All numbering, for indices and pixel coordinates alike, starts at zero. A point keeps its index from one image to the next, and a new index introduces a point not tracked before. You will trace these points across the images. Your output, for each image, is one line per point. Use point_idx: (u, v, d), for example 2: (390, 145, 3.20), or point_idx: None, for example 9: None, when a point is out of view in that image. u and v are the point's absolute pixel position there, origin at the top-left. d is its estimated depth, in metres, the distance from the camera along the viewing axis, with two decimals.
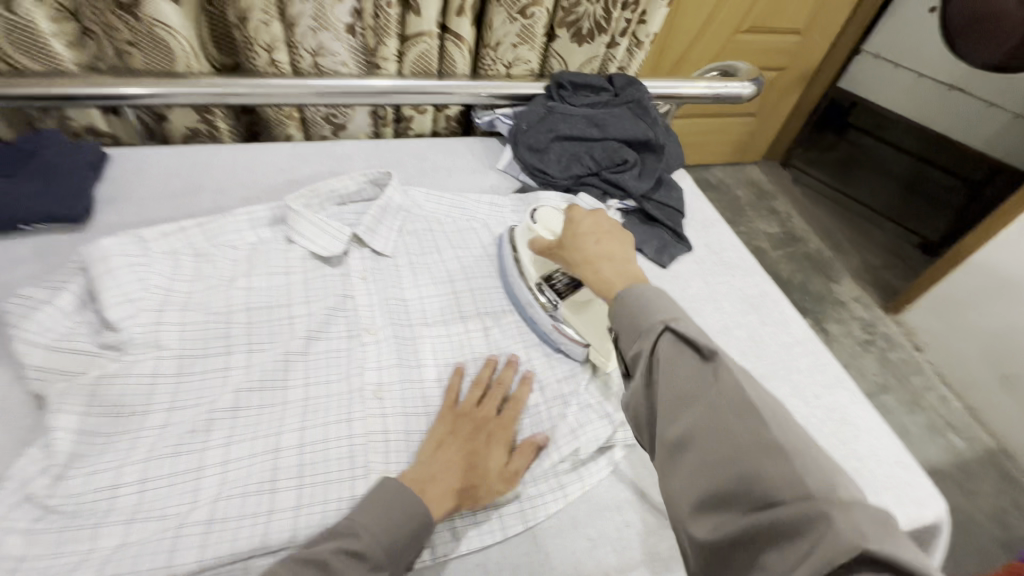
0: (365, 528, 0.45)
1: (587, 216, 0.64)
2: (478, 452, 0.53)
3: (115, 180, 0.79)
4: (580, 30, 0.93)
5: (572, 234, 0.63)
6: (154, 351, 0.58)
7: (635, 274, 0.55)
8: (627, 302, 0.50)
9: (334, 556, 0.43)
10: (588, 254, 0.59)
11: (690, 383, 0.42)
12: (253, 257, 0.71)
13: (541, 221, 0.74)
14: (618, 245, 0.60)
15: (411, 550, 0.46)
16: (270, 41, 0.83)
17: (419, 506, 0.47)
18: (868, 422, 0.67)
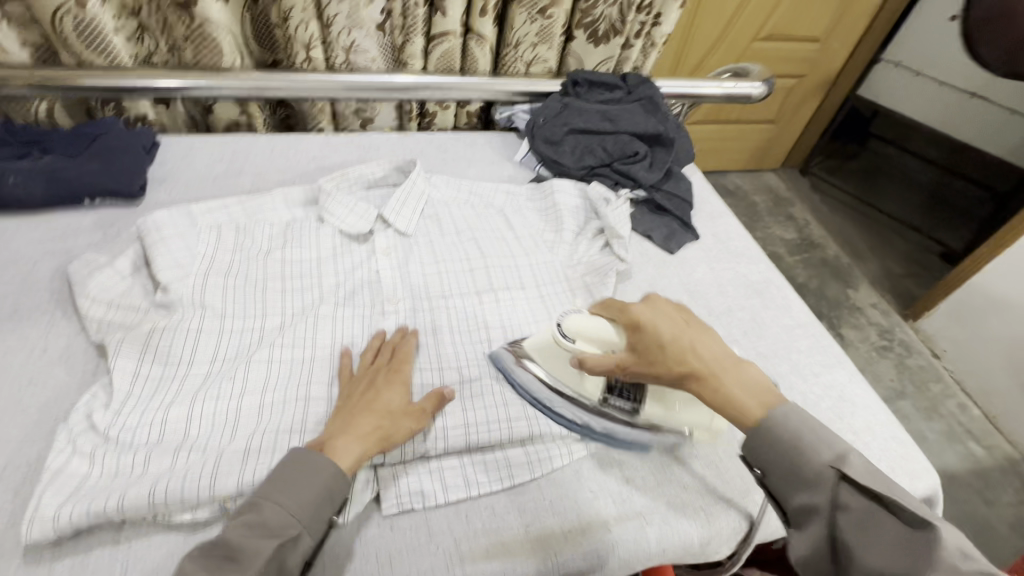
0: (268, 504, 0.46)
1: (651, 308, 0.55)
2: (377, 407, 0.54)
3: (165, 163, 0.87)
4: (596, 31, 0.99)
5: (657, 342, 0.52)
6: (199, 309, 0.64)
7: (773, 395, 0.51)
8: (776, 430, 0.48)
9: (238, 537, 0.44)
10: (706, 364, 0.51)
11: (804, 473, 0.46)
12: (287, 233, 0.77)
13: (575, 335, 0.58)
14: (697, 330, 0.54)
15: (326, 506, 0.48)
16: (307, 39, 0.90)
17: (326, 463, 0.48)
18: (865, 400, 0.70)
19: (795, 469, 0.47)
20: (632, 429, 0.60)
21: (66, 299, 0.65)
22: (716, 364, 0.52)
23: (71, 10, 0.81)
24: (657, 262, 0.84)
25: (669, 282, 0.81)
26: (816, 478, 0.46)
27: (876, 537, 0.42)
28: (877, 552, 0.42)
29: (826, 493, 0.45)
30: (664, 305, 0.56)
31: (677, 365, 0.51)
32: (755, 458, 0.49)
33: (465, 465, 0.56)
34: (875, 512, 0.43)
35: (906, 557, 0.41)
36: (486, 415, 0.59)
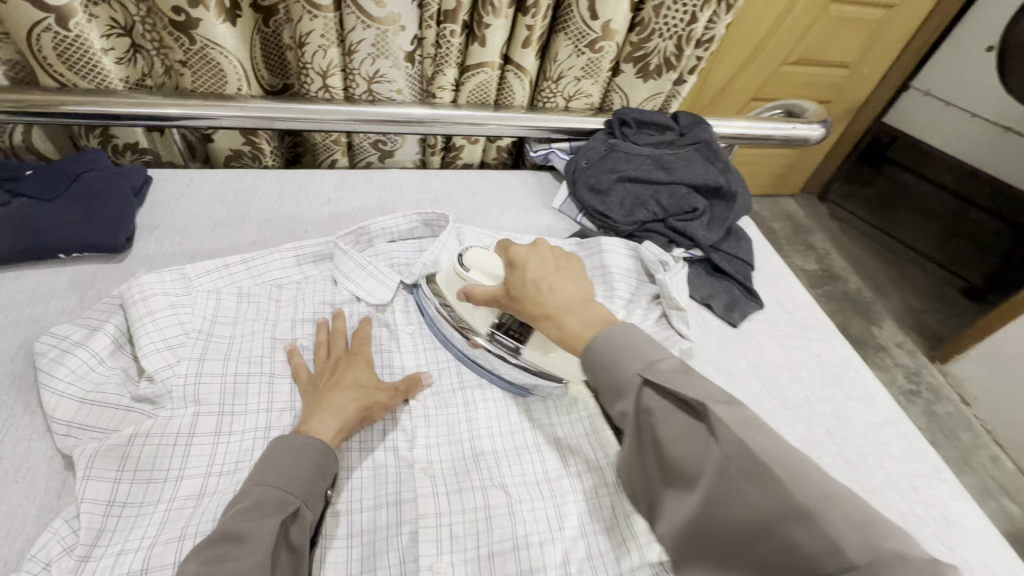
0: (261, 487, 0.44)
1: (532, 250, 0.56)
2: (347, 384, 0.55)
3: (158, 204, 0.75)
4: (646, 65, 0.88)
5: (522, 281, 0.53)
6: (193, 406, 0.53)
7: (610, 317, 0.49)
8: (601, 351, 0.44)
9: (236, 523, 0.41)
10: (556, 306, 0.50)
11: (683, 452, 0.38)
12: (298, 299, 0.66)
13: (472, 266, 0.61)
14: (564, 275, 0.54)
15: (319, 477, 0.47)
16: (325, 67, 0.79)
17: (311, 440, 0.49)
18: (975, 523, 0.59)
19: (613, 378, 0.43)
20: (515, 367, 0.61)
21: (30, 388, 0.54)
22: (566, 306, 0.50)
23: (48, 29, 0.69)
24: (720, 338, 0.74)
25: (736, 364, 0.71)
26: (625, 386, 0.42)
27: (688, 448, 0.38)
28: (681, 447, 0.38)
29: (634, 402, 0.41)
30: (546, 251, 0.57)
31: (538, 304, 0.52)
32: (590, 374, 0.45)
33: None
34: (694, 429, 0.38)
35: (694, 447, 0.38)
36: (544, 554, 0.49)
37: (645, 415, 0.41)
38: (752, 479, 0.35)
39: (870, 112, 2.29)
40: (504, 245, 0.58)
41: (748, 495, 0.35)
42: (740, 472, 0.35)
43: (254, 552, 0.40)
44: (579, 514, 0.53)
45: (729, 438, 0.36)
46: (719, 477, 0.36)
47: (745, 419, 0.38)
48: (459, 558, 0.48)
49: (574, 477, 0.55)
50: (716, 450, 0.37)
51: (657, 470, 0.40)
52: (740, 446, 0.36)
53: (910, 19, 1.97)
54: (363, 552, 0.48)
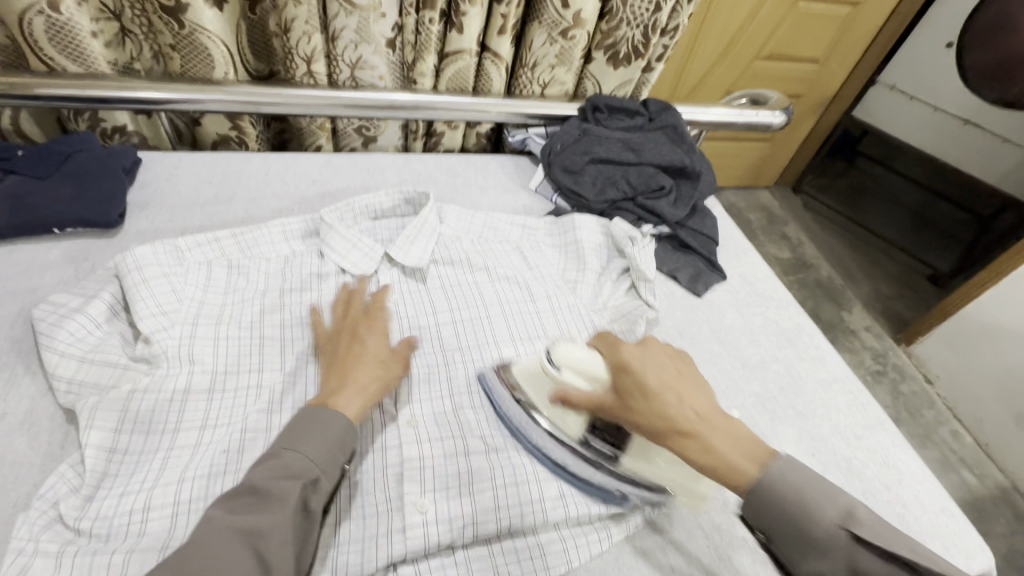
0: (289, 451, 0.47)
1: (645, 350, 0.54)
2: (367, 358, 0.57)
3: (147, 184, 0.78)
4: (616, 53, 0.93)
5: (642, 388, 0.51)
6: (187, 365, 0.56)
7: (763, 457, 0.48)
8: (771, 492, 0.46)
9: (263, 480, 0.44)
10: (689, 422, 0.49)
11: (809, 534, 0.44)
12: (286, 271, 0.70)
13: (563, 364, 0.56)
14: (687, 383, 0.53)
15: (339, 449, 0.49)
16: (310, 52, 0.83)
17: (333, 413, 0.50)
18: (911, 466, 0.65)
19: (799, 519, 0.45)
20: (618, 480, 0.56)
21: (30, 351, 0.57)
22: (664, 385, 0.51)
23: (40, 12, 0.71)
24: (685, 307, 0.79)
25: (699, 330, 0.76)
26: (818, 518, 0.44)
27: (833, 543, 0.43)
28: (824, 561, 0.43)
29: (842, 559, 0.43)
30: (659, 351, 0.55)
31: (691, 424, 0.49)
32: (753, 515, 0.47)
33: (494, 557, 0.51)
34: (805, 501, 0.45)
35: (810, 532, 0.44)
36: (519, 492, 0.53)
37: (767, 508, 0.46)
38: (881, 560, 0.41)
39: (839, 105, 2.38)
40: (613, 345, 0.55)
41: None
42: (869, 561, 0.42)
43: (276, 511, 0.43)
44: (550, 459, 0.57)
45: (862, 546, 0.42)
46: (850, 562, 0.42)
47: (854, 508, 0.45)
48: (442, 497, 0.52)
49: (545, 427, 0.60)
50: (832, 518, 0.44)
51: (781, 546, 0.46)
52: (812, 509, 0.45)
53: (875, 16, 2.06)
54: (350, 493, 0.52)
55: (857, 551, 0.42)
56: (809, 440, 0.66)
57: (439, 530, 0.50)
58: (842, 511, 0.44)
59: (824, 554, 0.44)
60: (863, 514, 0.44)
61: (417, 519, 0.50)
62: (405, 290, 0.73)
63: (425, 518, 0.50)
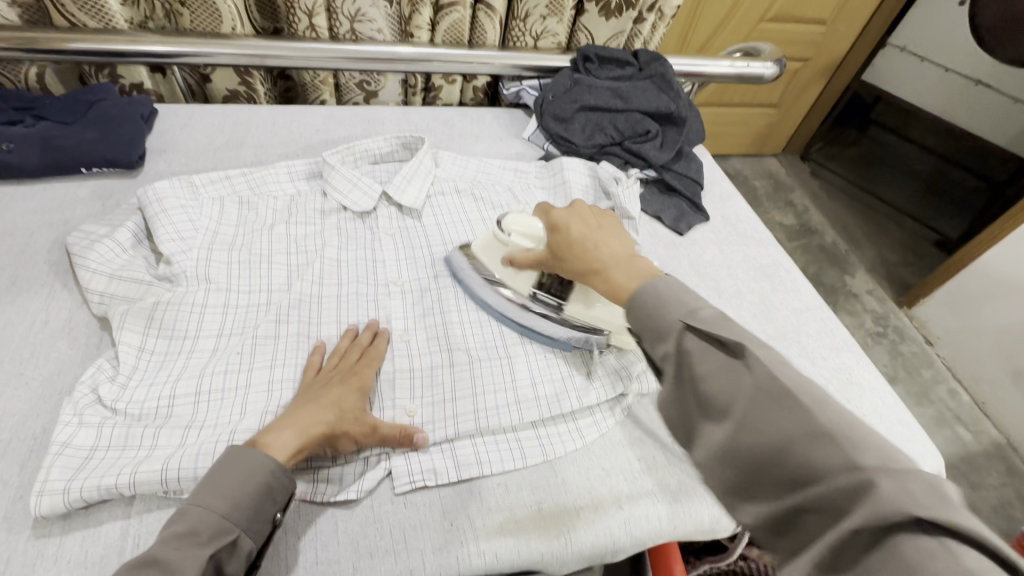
0: (200, 508, 0.43)
1: (571, 213, 0.56)
2: (331, 403, 0.52)
3: (164, 132, 0.84)
4: (608, 3, 0.94)
5: (569, 243, 0.54)
6: (204, 283, 0.63)
7: (652, 269, 0.47)
8: (641, 301, 0.43)
9: (166, 551, 0.40)
10: (603, 262, 0.50)
11: (708, 396, 0.37)
12: (292, 207, 0.76)
13: (513, 232, 0.64)
14: (606, 232, 0.54)
15: (267, 501, 0.45)
16: (311, 6, 0.87)
17: (259, 458, 0.46)
18: (872, 383, 0.70)
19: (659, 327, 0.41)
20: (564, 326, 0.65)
21: (66, 272, 0.64)
22: (613, 260, 0.50)
23: None
24: (667, 244, 0.83)
25: (679, 264, 0.80)
26: (666, 330, 0.41)
27: (774, 410, 0.35)
28: (825, 453, 0.32)
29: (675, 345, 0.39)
30: (585, 211, 0.57)
31: (581, 263, 0.52)
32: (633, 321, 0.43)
33: (478, 445, 0.56)
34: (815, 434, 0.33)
35: (729, 387, 0.37)
36: (498, 400, 0.59)
37: (685, 358, 0.39)
38: (778, 404, 0.35)
39: (847, 70, 2.36)
40: (546, 216, 0.58)
41: (756, 432, 0.35)
42: (772, 411, 0.35)
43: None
44: (530, 369, 0.63)
45: (708, 353, 0.38)
46: (746, 419, 0.35)
47: (783, 363, 0.37)
48: (428, 401, 0.59)
49: (526, 343, 0.65)
50: (676, 318, 0.40)
51: (699, 415, 0.38)
52: (777, 396, 0.35)
53: None
54: None
55: (819, 447, 0.32)
56: None
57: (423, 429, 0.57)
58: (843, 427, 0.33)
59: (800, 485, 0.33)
60: (774, 360, 0.37)
61: (406, 419, 0.57)
62: (402, 225, 0.78)
63: (413, 419, 0.57)
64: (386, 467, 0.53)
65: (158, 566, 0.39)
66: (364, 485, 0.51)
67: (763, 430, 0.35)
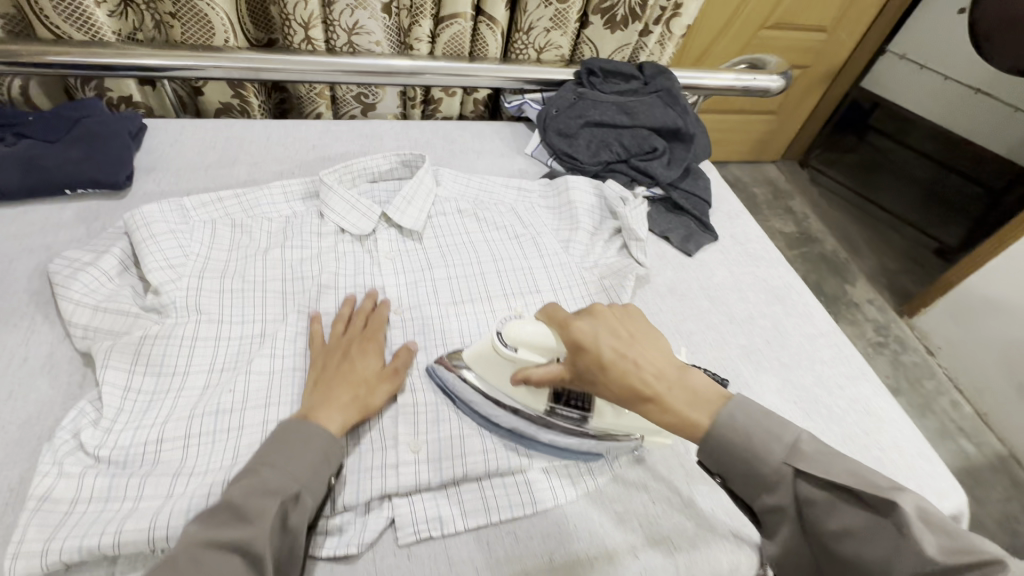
0: (265, 468, 0.44)
1: (596, 323, 0.49)
2: (358, 371, 0.55)
3: (153, 149, 0.81)
4: (614, 16, 0.93)
5: (626, 356, 0.47)
6: (194, 315, 0.59)
7: (711, 395, 0.46)
8: (724, 424, 0.45)
9: (240, 496, 0.42)
10: (651, 385, 0.46)
11: (760, 473, 0.44)
12: (287, 230, 0.73)
13: (519, 345, 0.53)
14: (642, 343, 0.48)
15: (324, 463, 0.47)
16: (307, 18, 0.84)
17: (316, 429, 0.48)
18: (891, 413, 0.68)
19: (750, 467, 0.44)
20: (581, 436, 0.56)
21: (48, 302, 0.60)
22: (660, 377, 0.47)
23: None
24: (675, 265, 0.81)
25: (689, 287, 0.78)
26: (766, 467, 0.44)
27: (871, 537, 0.39)
28: (872, 547, 0.39)
29: (787, 493, 0.43)
30: (608, 316, 0.50)
31: (622, 385, 0.46)
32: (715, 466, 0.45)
33: (484, 488, 0.53)
34: (871, 525, 0.40)
35: (859, 516, 0.40)
36: (505, 439, 0.56)
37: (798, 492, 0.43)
38: (846, 504, 0.41)
39: (847, 77, 2.35)
40: (563, 327, 0.49)
41: (863, 542, 0.40)
42: (867, 513, 0.40)
43: (257, 525, 0.41)
44: None
45: (810, 485, 0.42)
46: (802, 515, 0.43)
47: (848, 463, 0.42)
48: (433, 437, 0.56)
49: None
50: (778, 456, 0.43)
51: (768, 506, 0.44)
52: (896, 532, 0.39)
53: None
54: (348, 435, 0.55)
55: (906, 547, 0.38)
56: (792, 389, 0.68)
57: (428, 468, 0.53)
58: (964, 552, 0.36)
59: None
60: (914, 506, 0.39)
61: (410, 458, 0.54)
62: (402, 248, 0.76)
63: (417, 458, 0.54)
64: (388, 515, 0.50)
65: (231, 510, 0.41)
66: (365, 536, 0.48)
67: (861, 555, 0.39)
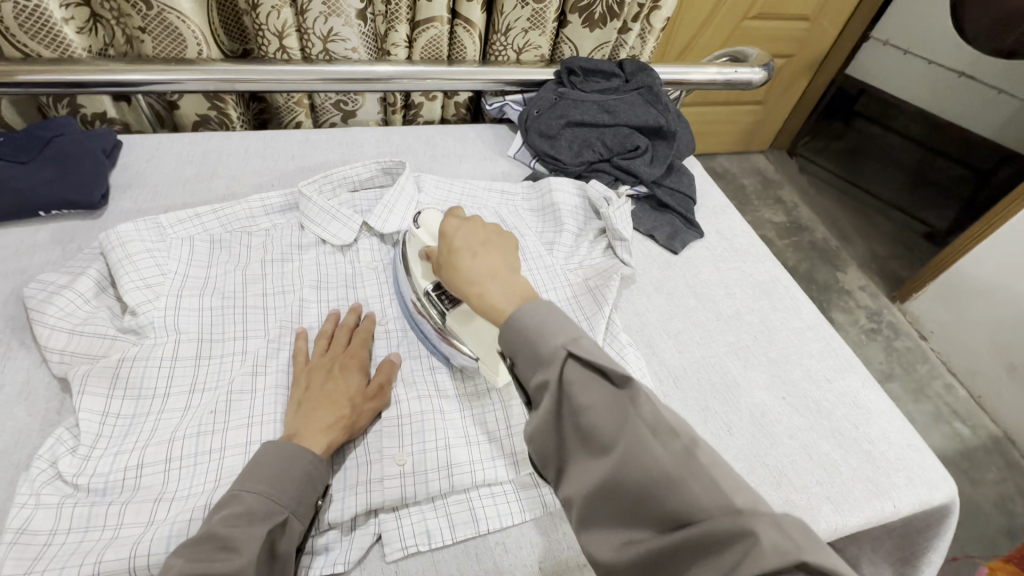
0: (249, 494, 0.45)
1: (465, 227, 0.53)
2: (341, 388, 0.55)
3: (129, 166, 0.80)
4: (591, 14, 0.91)
5: (467, 279, 0.49)
6: (173, 335, 0.59)
7: (526, 292, 0.47)
8: (520, 322, 0.42)
9: (225, 527, 0.42)
10: (473, 277, 0.49)
11: (580, 407, 0.38)
12: (267, 243, 0.72)
13: (426, 229, 0.63)
14: (492, 248, 0.52)
15: (309, 488, 0.48)
16: (280, 28, 0.83)
17: (301, 450, 0.48)
18: (880, 405, 0.67)
19: (531, 351, 0.41)
20: (442, 337, 0.60)
21: (24, 329, 0.59)
22: (487, 274, 0.49)
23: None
24: (661, 264, 0.80)
25: (675, 285, 0.77)
26: (547, 355, 0.40)
27: (648, 454, 0.36)
28: (631, 445, 0.36)
29: (558, 367, 0.39)
30: (479, 227, 0.54)
31: (462, 279, 0.50)
32: (504, 343, 0.42)
33: (472, 499, 0.53)
34: (656, 430, 0.37)
35: (615, 414, 0.38)
36: (492, 450, 0.56)
37: (565, 389, 0.39)
38: (653, 433, 0.37)
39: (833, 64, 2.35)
40: (452, 218, 0.55)
41: (637, 455, 0.36)
42: (649, 429, 0.37)
43: (244, 556, 0.41)
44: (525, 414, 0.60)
45: (582, 371, 0.39)
46: (630, 442, 0.36)
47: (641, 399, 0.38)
48: (418, 448, 0.54)
49: None
50: (557, 341, 0.40)
51: (575, 440, 0.39)
52: (689, 449, 0.36)
53: None
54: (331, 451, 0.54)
55: (687, 467, 0.35)
56: (780, 384, 0.67)
57: (414, 480, 0.52)
58: (685, 432, 0.37)
59: (660, 498, 0.35)
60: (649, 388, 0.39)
61: (395, 471, 0.52)
62: (384, 258, 0.75)
63: (402, 471, 0.52)
64: (375, 530, 0.50)
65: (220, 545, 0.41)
66: (352, 555, 0.48)
67: (666, 506, 0.34)
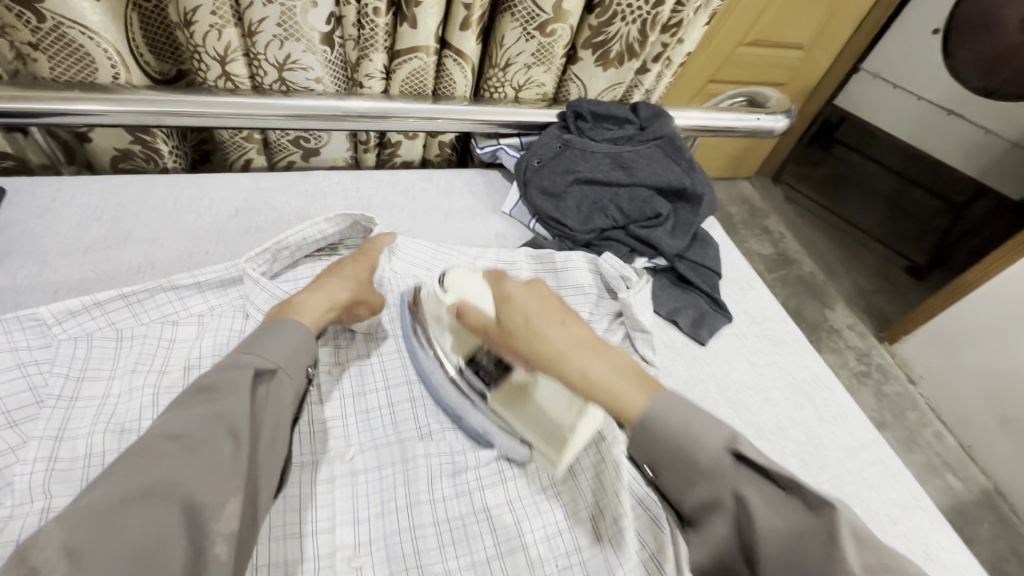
0: (247, 354, 0.45)
1: (529, 293, 0.51)
2: (342, 274, 0.58)
3: (11, 224, 0.61)
4: (607, 52, 0.77)
5: (523, 319, 0.49)
6: (42, 500, 0.42)
7: (626, 362, 0.46)
8: (655, 420, 0.41)
9: (208, 377, 0.43)
10: (550, 358, 0.47)
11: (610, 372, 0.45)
12: (197, 341, 0.54)
13: (450, 288, 0.57)
14: (574, 317, 0.50)
15: (302, 351, 0.48)
16: (223, 51, 0.65)
17: (296, 325, 0.49)
18: (955, 557, 0.56)
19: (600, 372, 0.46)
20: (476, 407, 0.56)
21: None
22: (572, 344, 0.47)
23: None
24: (687, 360, 0.67)
25: (707, 390, 0.65)
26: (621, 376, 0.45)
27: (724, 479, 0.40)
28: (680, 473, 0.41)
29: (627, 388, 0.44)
30: (545, 289, 0.52)
31: (540, 356, 0.48)
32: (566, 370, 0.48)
33: None
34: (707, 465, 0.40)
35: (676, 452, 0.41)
36: None
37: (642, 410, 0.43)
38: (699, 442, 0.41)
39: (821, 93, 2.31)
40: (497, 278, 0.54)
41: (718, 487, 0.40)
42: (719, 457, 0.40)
43: (222, 399, 0.42)
44: None
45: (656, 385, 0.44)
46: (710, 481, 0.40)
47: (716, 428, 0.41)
48: None
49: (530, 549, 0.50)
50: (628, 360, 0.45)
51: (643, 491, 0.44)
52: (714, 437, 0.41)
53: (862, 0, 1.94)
54: None
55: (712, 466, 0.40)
56: None
57: None
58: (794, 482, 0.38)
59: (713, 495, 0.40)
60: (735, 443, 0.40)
61: None
62: (349, 363, 0.59)
63: None
64: None
65: (175, 440, 0.40)
66: None
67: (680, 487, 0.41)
